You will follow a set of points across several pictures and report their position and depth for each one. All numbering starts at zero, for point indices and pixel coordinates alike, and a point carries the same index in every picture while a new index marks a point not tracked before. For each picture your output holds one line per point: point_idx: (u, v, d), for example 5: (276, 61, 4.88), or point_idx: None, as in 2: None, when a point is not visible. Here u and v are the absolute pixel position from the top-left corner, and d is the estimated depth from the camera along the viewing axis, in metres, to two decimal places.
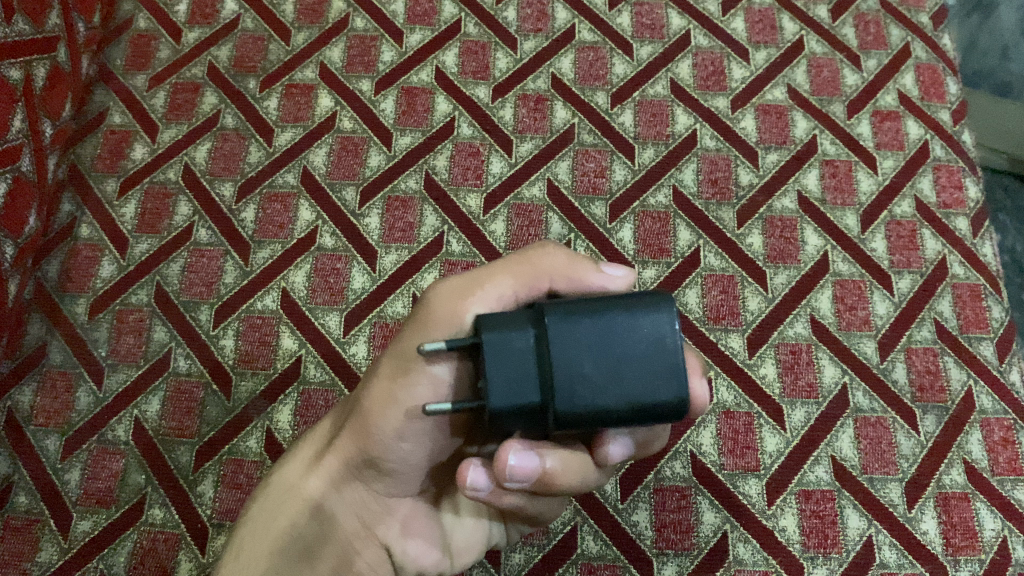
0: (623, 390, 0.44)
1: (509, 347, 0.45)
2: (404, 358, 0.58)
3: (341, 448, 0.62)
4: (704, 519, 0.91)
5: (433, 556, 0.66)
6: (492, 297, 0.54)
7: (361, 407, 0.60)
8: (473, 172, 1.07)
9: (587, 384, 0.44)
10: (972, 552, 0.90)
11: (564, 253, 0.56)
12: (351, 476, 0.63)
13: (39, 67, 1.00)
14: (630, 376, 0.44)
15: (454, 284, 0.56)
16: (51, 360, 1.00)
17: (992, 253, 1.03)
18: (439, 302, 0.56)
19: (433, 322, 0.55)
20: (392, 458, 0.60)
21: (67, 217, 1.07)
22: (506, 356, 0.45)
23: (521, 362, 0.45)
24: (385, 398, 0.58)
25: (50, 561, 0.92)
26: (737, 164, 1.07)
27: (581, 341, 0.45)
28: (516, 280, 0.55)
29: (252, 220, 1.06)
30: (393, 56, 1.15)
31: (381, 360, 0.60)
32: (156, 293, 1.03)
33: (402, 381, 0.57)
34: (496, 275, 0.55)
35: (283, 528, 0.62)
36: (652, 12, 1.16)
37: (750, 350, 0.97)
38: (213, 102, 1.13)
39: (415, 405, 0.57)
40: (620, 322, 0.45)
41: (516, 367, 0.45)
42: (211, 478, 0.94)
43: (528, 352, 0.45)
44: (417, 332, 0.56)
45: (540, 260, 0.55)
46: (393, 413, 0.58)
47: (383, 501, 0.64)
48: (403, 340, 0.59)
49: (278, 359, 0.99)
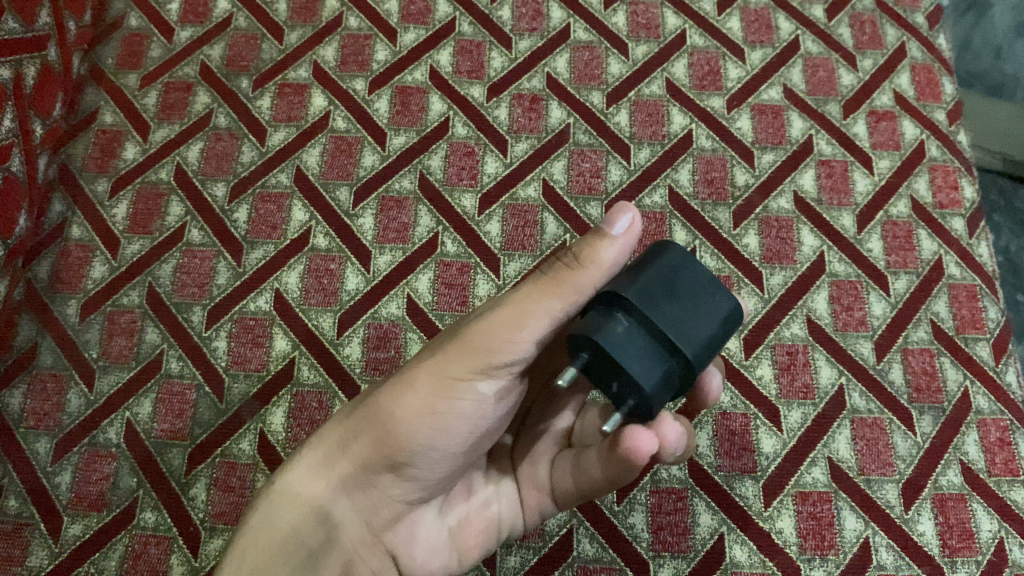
0: (708, 313, 0.53)
1: (624, 336, 0.51)
2: (447, 373, 0.59)
3: (357, 453, 0.61)
4: (701, 521, 0.90)
5: (440, 559, 0.67)
6: (541, 324, 0.56)
7: (387, 412, 0.60)
8: (467, 172, 1.06)
9: (688, 322, 0.52)
10: (969, 554, 0.90)
11: (608, 257, 0.55)
12: (365, 482, 0.62)
13: (30, 66, 0.99)
14: (703, 302, 0.53)
15: (502, 308, 0.58)
16: (41, 362, 0.99)
17: (988, 254, 1.03)
18: (486, 326, 0.58)
19: (485, 346, 0.58)
20: (419, 465, 0.61)
21: (58, 217, 1.05)
22: (631, 343, 0.51)
23: (634, 341, 0.51)
24: (422, 409, 0.59)
25: (40, 565, 0.90)
26: (733, 165, 1.06)
27: (658, 297, 0.52)
28: (562, 304, 0.56)
29: (245, 220, 1.05)
30: (387, 56, 1.14)
31: (415, 369, 0.60)
32: (147, 294, 1.02)
33: (444, 395, 0.59)
34: (543, 299, 0.56)
35: (289, 529, 0.61)
36: (648, 12, 1.16)
37: (746, 350, 0.97)
38: (206, 101, 1.12)
39: (454, 418, 0.59)
40: (664, 271, 0.54)
41: (634, 345, 0.51)
42: (203, 481, 0.93)
43: (632, 330, 0.51)
44: (466, 354, 0.58)
45: (584, 279, 0.55)
46: (429, 423, 0.59)
47: (394, 508, 0.64)
48: (446, 354, 0.59)
49: (272, 361, 0.98)
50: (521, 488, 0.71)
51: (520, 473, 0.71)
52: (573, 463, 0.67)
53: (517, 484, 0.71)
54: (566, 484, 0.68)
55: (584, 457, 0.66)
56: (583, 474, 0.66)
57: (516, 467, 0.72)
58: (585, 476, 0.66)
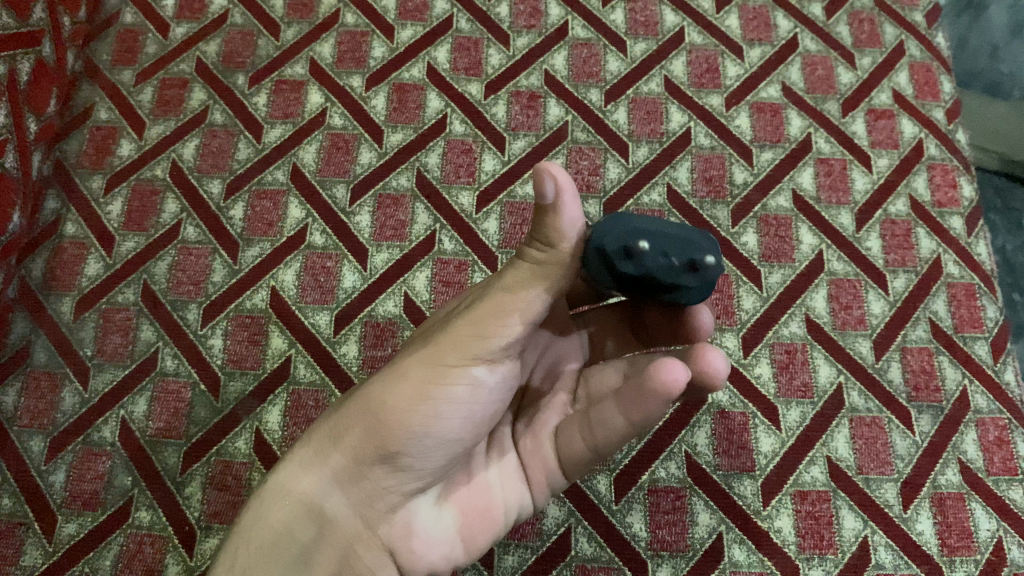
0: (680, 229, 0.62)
1: (648, 222, 0.56)
2: (440, 361, 0.58)
3: (349, 445, 0.60)
4: (699, 520, 0.90)
5: (443, 550, 0.66)
6: (532, 309, 0.57)
7: (379, 401, 0.59)
8: (465, 169, 1.06)
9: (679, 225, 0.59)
10: (967, 553, 0.90)
11: (567, 222, 0.54)
12: (357, 475, 0.60)
13: (24, 62, 0.98)
14: None
15: (492, 296, 0.58)
16: (35, 360, 0.98)
17: (986, 253, 1.03)
18: (477, 315, 0.58)
19: (477, 333, 0.58)
20: (412, 452, 0.59)
21: (53, 214, 1.05)
22: (657, 224, 0.55)
23: (666, 227, 0.55)
24: (414, 396, 0.58)
25: (34, 564, 0.90)
26: (732, 163, 1.06)
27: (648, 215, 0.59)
28: (549, 283, 0.56)
29: (241, 217, 1.04)
30: (384, 52, 1.13)
31: (407, 360, 0.60)
32: (143, 292, 1.01)
33: (437, 382, 0.58)
34: (530, 284, 0.56)
35: (280, 526, 0.60)
36: (646, 9, 1.15)
37: (745, 349, 0.97)
38: (202, 98, 1.11)
39: (450, 404, 0.59)
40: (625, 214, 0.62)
41: (670, 228, 0.55)
42: (199, 479, 0.93)
43: (654, 222, 0.56)
44: (458, 340, 0.58)
45: (561, 255, 0.55)
46: (423, 409, 0.58)
47: (389, 501, 0.62)
48: (437, 343, 0.59)
49: (267, 359, 0.97)
50: (524, 462, 0.70)
51: (521, 447, 0.71)
52: (585, 423, 0.67)
53: (519, 460, 0.71)
54: (576, 447, 0.68)
55: (597, 413, 0.66)
56: (595, 432, 0.66)
57: (517, 442, 0.71)
58: (602, 429, 0.65)
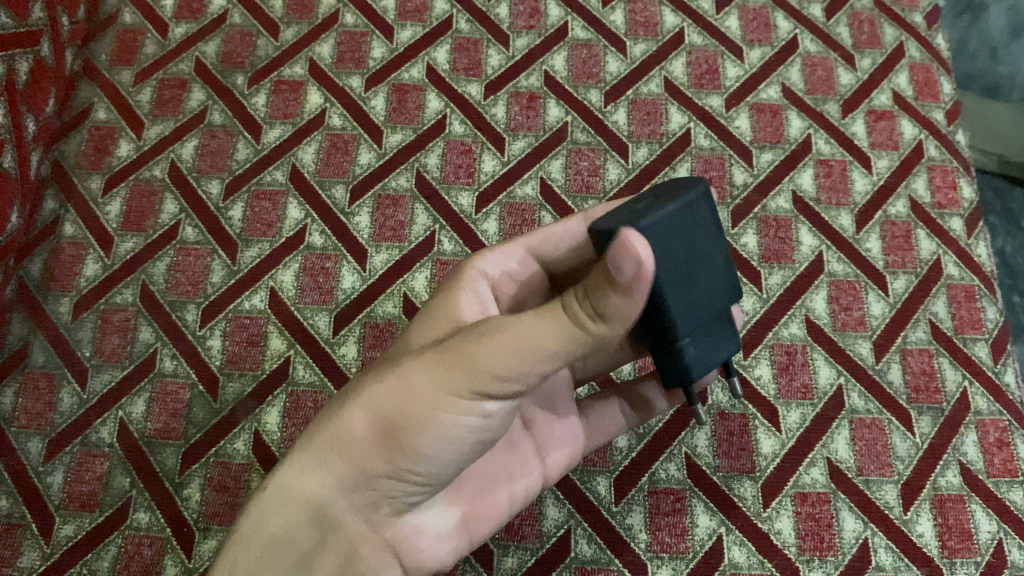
0: (709, 255, 0.53)
1: (696, 336, 0.55)
2: (451, 388, 0.54)
3: (353, 457, 0.58)
4: (699, 522, 0.90)
5: (450, 545, 0.68)
6: (553, 355, 0.51)
7: (389, 421, 0.56)
8: (465, 170, 1.06)
9: (710, 284, 0.54)
10: (968, 555, 0.89)
11: (623, 307, 0.47)
12: (362, 484, 0.59)
13: (22, 62, 0.98)
14: (700, 255, 0.53)
15: (516, 329, 0.52)
16: (33, 361, 0.98)
17: (986, 254, 1.03)
18: (498, 346, 0.52)
19: (493, 370, 0.53)
20: (422, 471, 0.58)
21: (50, 215, 1.04)
22: (706, 342, 0.55)
23: (706, 352, 0.56)
24: (423, 420, 0.55)
25: (31, 566, 0.90)
26: (732, 164, 1.06)
27: (687, 302, 0.53)
28: (579, 340, 0.50)
29: (240, 218, 1.04)
30: (383, 53, 1.13)
31: (416, 375, 0.56)
32: (141, 293, 1.01)
33: (447, 408, 0.55)
34: (559, 332, 0.50)
35: (280, 531, 0.60)
36: (646, 10, 1.15)
37: (745, 350, 0.97)
38: (201, 98, 1.11)
39: (458, 432, 0.56)
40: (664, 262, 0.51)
41: (710, 355, 0.56)
42: (197, 481, 0.92)
43: (697, 349, 0.55)
44: (471, 369, 0.53)
45: (602, 326, 0.49)
46: (431, 435, 0.56)
47: (398, 506, 0.61)
48: (450, 365, 0.55)
49: (267, 360, 0.97)
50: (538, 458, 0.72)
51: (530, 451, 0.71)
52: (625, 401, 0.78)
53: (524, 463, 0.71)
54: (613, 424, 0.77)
55: (640, 393, 0.78)
56: (639, 409, 0.78)
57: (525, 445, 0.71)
58: (645, 408, 0.78)
